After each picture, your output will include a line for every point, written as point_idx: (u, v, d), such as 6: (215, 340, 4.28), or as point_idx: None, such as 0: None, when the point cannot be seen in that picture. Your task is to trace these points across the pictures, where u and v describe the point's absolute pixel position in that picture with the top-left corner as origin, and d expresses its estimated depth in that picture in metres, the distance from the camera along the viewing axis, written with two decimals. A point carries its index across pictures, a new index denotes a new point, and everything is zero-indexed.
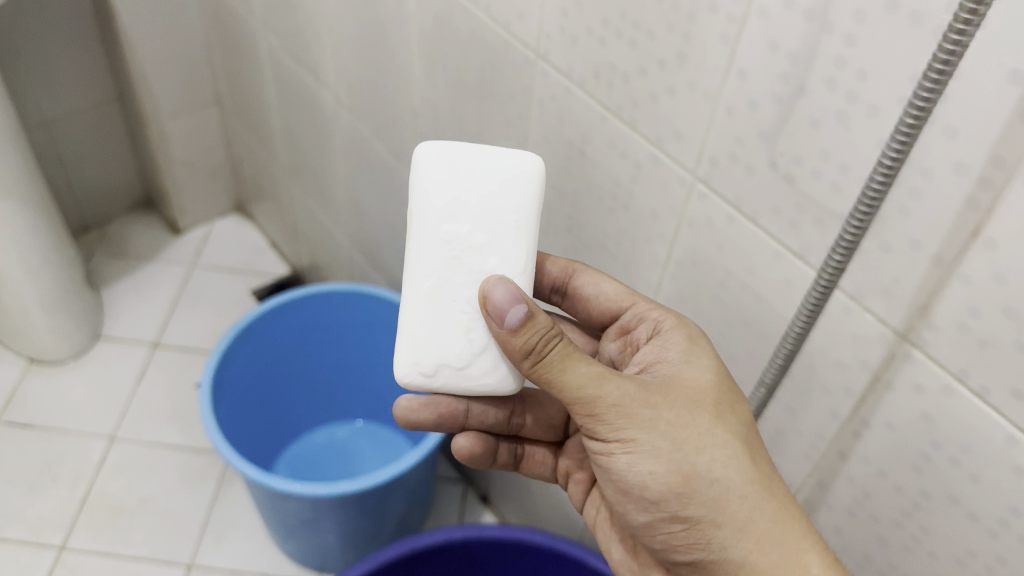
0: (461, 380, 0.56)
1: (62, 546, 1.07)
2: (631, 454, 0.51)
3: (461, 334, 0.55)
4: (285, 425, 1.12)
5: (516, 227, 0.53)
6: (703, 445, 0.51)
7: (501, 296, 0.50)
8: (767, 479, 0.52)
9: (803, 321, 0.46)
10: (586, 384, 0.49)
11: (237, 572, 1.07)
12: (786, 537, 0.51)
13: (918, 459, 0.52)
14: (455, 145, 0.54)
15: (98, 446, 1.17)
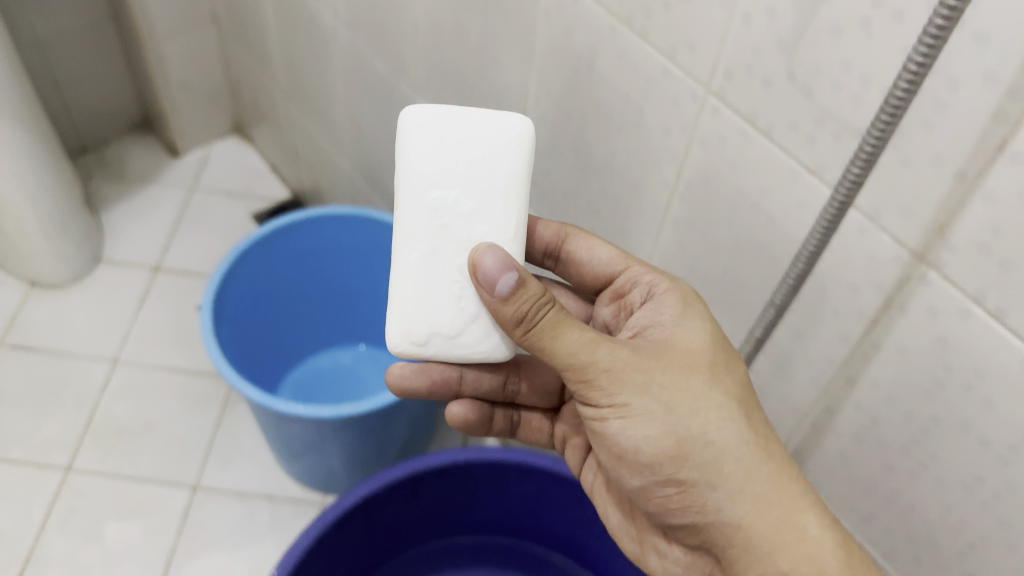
0: (453, 348, 0.55)
1: (68, 467, 1.07)
2: (624, 418, 0.50)
3: (453, 302, 0.54)
4: (287, 349, 1.11)
5: (505, 193, 0.53)
6: (697, 407, 0.50)
7: (491, 264, 0.49)
8: (766, 442, 0.51)
9: (817, 239, 0.44)
10: (579, 350, 0.49)
11: (242, 494, 1.08)
12: (783, 498, 0.50)
13: (929, 385, 0.51)
14: (440, 110, 0.53)
15: (101, 369, 1.16)
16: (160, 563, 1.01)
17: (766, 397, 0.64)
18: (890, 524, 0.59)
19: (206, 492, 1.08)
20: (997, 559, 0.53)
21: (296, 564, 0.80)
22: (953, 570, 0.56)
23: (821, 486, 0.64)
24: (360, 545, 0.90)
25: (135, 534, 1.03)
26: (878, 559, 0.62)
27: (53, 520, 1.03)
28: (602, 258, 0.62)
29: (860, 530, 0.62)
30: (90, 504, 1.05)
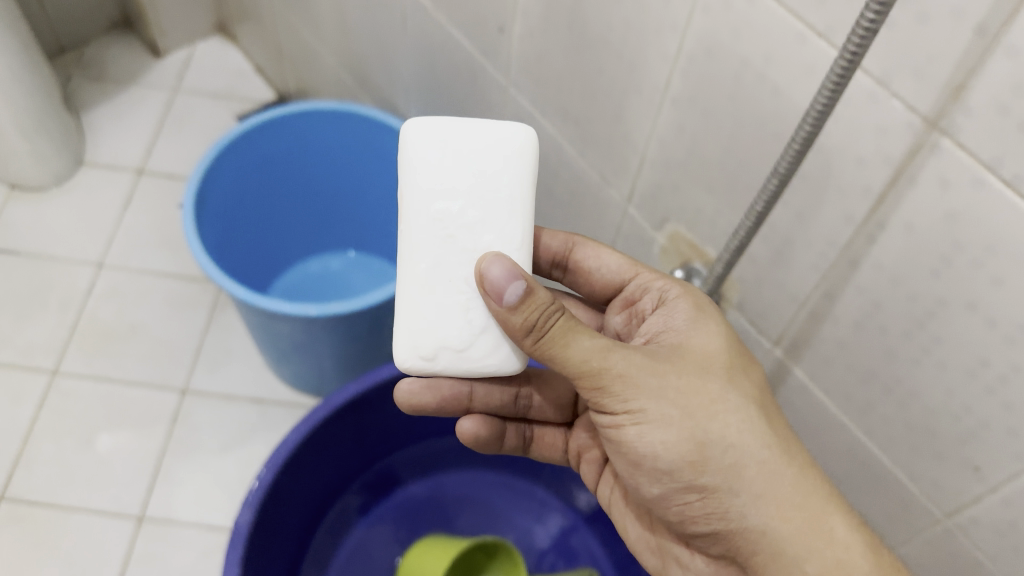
0: (462, 363, 0.51)
1: (55, 370, 1.07)
2: (640, 424, 0.50)
3: (461, 314, 0.50)
4: (273, 255, 1.10)
5: (513, 202, 0.50)
6: (715, 411, 0.50)
7: (499, 273, 0.47)
8: (785, 442, 0.52)
9: (819, 110, 0.42)
10: (591, 356, 0.48)
11: (230, 397, 1.08)
12: (808, 501, 0.50)
13: (937, 264, 0.48)
14: (441, 121, 0.50)
15: (85, 274, 1.15)
16: (150, 467, 1.02)
17: (764, 286, 0.62)
18: (888, 414, 0.58)
19: (195, 395, 1.08)
20: (997, 445, 0.51)
21: (285, 462, 0.80)
22: (950, 458, 0.55)
23: (818, 377, 0.62)
24: (349, 441, 0.90)
25: (125, 439, 1.04)
26: (873, 450, 0.61)
27: (42, 422, 1.04)
28: (611, 266, 0.62)
29: (856, 421, 0.61)
30: (79, 406, 1.05)
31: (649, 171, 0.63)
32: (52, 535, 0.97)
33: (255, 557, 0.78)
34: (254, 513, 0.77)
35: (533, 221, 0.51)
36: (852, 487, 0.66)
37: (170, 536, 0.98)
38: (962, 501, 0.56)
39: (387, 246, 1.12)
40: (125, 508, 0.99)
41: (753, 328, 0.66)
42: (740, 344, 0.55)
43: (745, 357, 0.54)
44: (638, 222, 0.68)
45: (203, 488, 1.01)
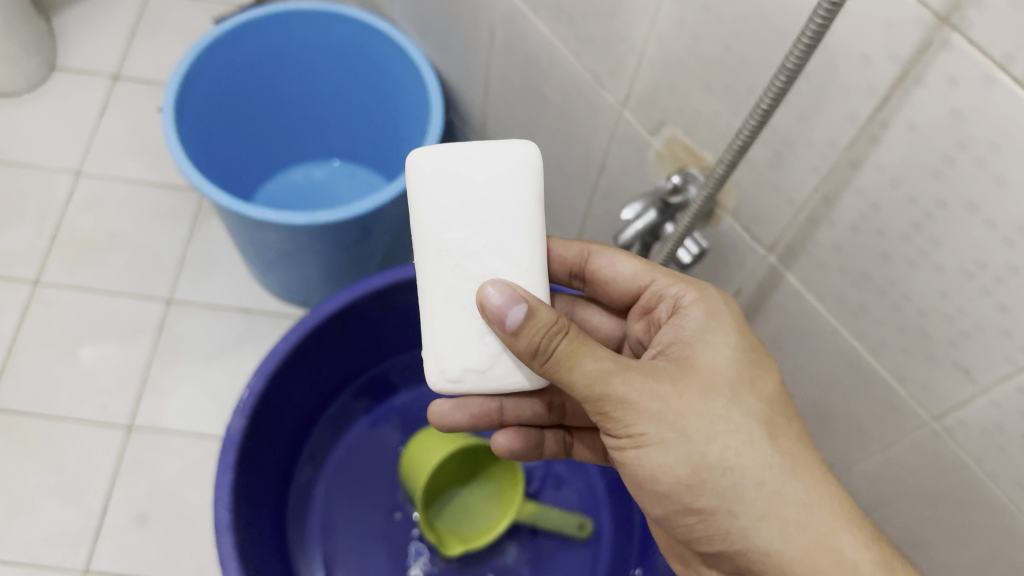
0: (488, 382, 0.50)
1: (36, 281, 1.06)
2: (641, 447, 0.48)
3: (477, 338, 0.49)
4: (255, 164, 1.08)
5: (517, 223, 0.49)
6: (715, 433, 0.48)
7: (498, 298, 0.46)
8: (794, 464, 0.49)
9: (817, 25, 0.40)
10: (593, 381, 0.47)
11: (216, 307, 1.07)
12: (811, 523, 0.48)
13: (939, 164, 0.47)
14: (441, 151, 0.48)
15: (64, 182, 1.13)
16: (137, 377, 1.02)
17: (761, 191, 0.61)
18: (881, 317, 0.58)
19: (180, 306, 1.07)
20: (990, 346, 0.52)
21: (275, 371, 0.80)
22: (941, 361, 0.56)
23: (811, 283, 0.62)
24: (340, 349, 0.90)
25: (110, 349, 1.03)
26: (864, 354, 0.62)
27: (25, 332, 1.03)
28: (626, 272, 0.61)
29: (848, 326, 0.61)
30: (62, 317, 1.04)
31: (646, 72, 0.62)
32: (40, 444, 0.97)
33: (247, 464, 0.79)
34: (246, 420, 0.77)
35: (540, 239, 0.50)
36: (840, 391, 0.67)
37: (160, 444, 0.98)
38: (952, 402, 0.57)
39: (372, 153, 1.10)
40: (113, 417, 0.99)
41: (747, 234, 0.65)
42: (757, 359, 0.52)
43: (762, 371, 0.51)
44: (634, 126, 0.67)
45: (191, 398, 1.01)
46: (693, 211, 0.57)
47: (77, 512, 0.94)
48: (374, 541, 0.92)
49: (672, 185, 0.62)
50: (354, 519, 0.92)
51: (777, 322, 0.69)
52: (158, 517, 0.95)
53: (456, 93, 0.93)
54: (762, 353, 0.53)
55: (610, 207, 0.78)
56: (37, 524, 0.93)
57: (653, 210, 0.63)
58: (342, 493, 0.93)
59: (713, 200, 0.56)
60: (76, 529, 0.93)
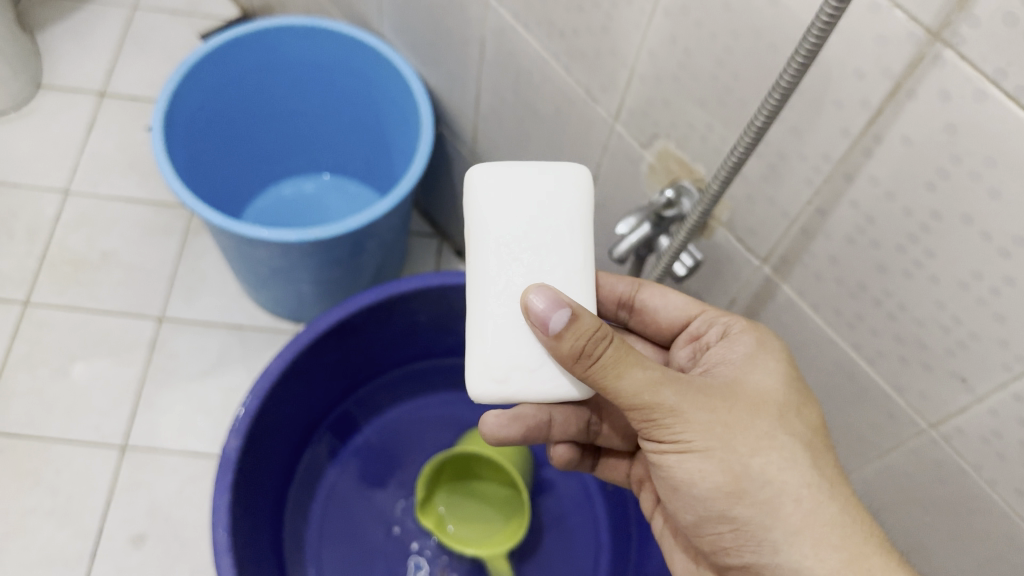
0: (537, 383, 0.49)
1: (27, 301, 1.05)
2: (682, 454, 0.50)
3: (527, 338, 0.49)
4: (244, 179, 1.07)
5: (569, 233, 0.50)
6: (760, 447, 0.50)
7: (542, 302, 0.47)
8: (828, 534, 0.49)
9: (811, 44, 0.40)
10: (641, 390, 0.48)
11: (208, 325, 1.07)
12: (843, 543, 0.49)
13: (934, 177, 0.48)
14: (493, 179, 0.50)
15: (52, 200, 1.12)
16: (130, 397, 1.01)
17: (755, 204, 0.61)
18: (878, 327, 0.58)
19: (173, 323, 1.06)
20: (988, 356, 0.52)
21: (270, 389, 0.79)
22: (938, 370, 0.56)
23: (807, 293, 0.62)
24: (332, 368, 0.89)
25: (102, 368, 1.03)
26: (860, 363, 0.62)
27: (16, 354, 1.02)
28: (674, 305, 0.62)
29: (845, 336, 0.62)
30: (53, 337, 1.04)
31: (638, 86, 0.62)
32: (34, 467, 0.96)
33: (244, 483, 0.79)
34: (241, 439, 0.76)
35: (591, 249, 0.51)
36: (836, 400, 0.67)
37: (154, 463, 0.98)
38: (949, 410, 0.57)
39: (362, 166, 1.10)
40: (107, 438, 0.99)
41: (741, 246, 0.65)
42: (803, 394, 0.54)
43: (807, 411, 0.53)
44: (626, 139, 0.67)
45: (186, 416, 1.01)
46: (689, 225, 0.56)
47: (72, 534, 0.93)
48: (370, 556, 0.91)
49: (665, 200, 0.61)
50: (351, 534, 0.92)
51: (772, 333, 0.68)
52: (155, 537, 0.94)
53: (445, 106, 0.93)
54: (798, 405, 0.53)
55: (603, 220, 0.78)
56: (32, 547, 0.92)
57: (648, 224, 0.61)
58: (339, 509, 0.93)
59: (709, 213, 0.56)
60: (71, 552, 0.92)
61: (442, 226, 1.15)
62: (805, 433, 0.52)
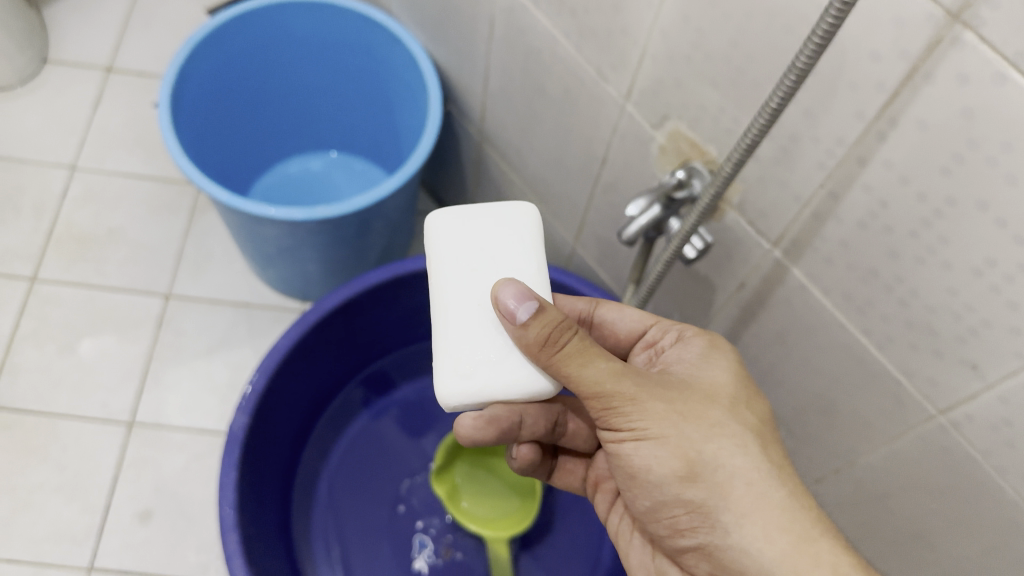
0: (499, 375, 0.50)
1: (34, 277, 1.05)
2: (639, 441, 0.52)
3: (492, 334, 0.51)
4: (250, 157, 1.07)
5: (527, 252, 0.53)
6: (712, 434, 0.51)
7: (510, 294, 0.48)
8: (778, 517, 0.50)
9: (827, 26, 0.39)
10: (603, 378, 0.50)
11: (215, 303, 1.07)
12: (793, 525, 0.49)
13: (949, 162, 0.47)
14: (454, 214, 0.53)
15: (59, 177, 1.12)
16: (137, 373, 1.01)
17: (766, 187, 0.60)
18: (888, 312, 0.58)
19: (179, 301, 1.06)
20: (1000, 343, 0.51)
21: (277, 368, 0.79)
22: (949, 357, 0.56)
23: (817, 278, 0.61)
24: (338, 348, 0.89)
25: (109, 345, 1.03)
26: (870, 348, 0.61)
27: (24, 330, 1.02)
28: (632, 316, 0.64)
29: (854, 321, 0.61)
30: (60, 314, 1.04)
31: (650, 66, 0.61)
32: (42, 443, 0.97)
33: (251, 461, 0.79)
34: (249, 416, 0.77)
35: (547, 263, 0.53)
36: (844, 385, 0.67)
37: (161, 440, 0.98)
38: (959, 397, 0.57)
39: (370, 144, 1.09)
40: (114, 415, 0.99)
41: (751, 229, 0.64)
42: (752, 391, 0.56)
43: (757, 405, 0.55)
44: (637, 120, 0.66)
45: (193, 394, 1.01)
46: (700, 209, 0.55)
47: (80, 510, 0.94)
48: (376, 534, 0.91)
49: (676, 180, 0.61)
50: (356, 512, 0.92)
51: (782, 317, 0.68)
52: (162, 514, 0.94)
53: (454, 85, 0.92)
54: (748, 398, 0.55)
55: (611, 201, 0.77)
56: (41, 522, 0.93)
57: (658, 206, 0.60)
58: (345, 488, 0.93)
59: (721, 195, 0.55)
60: (78, 528, 0.93)
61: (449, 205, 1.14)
62: (757, 424, 0.54)
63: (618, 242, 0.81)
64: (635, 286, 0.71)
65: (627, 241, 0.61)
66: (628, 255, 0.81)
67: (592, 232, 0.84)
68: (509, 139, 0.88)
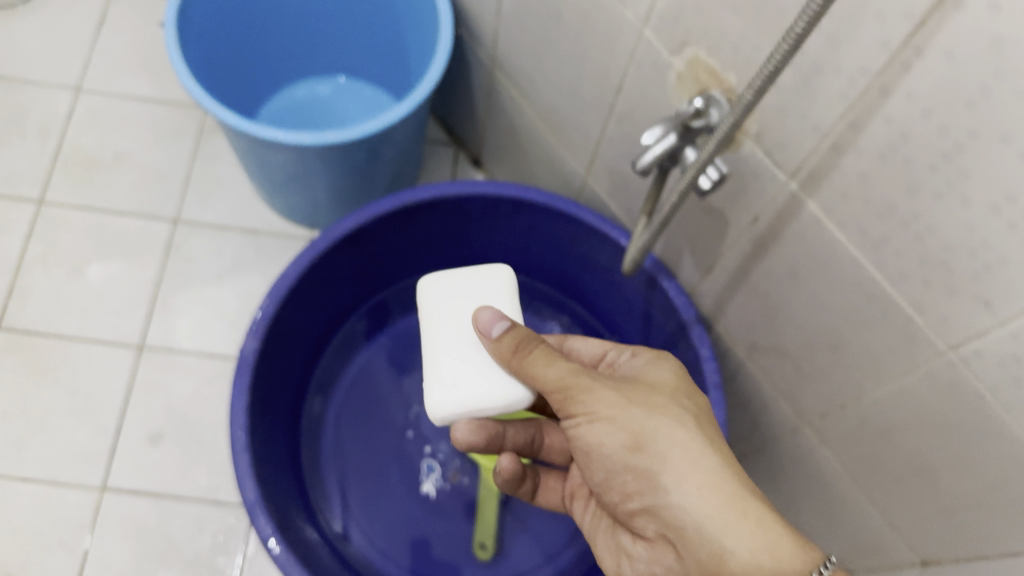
0: (482, 393, 0.67)
1: (41, 201, 1.05)
2: (591, 421, 0.58)
3: (472, 350, 0.69)
4: (257, 80, 1.05)
5: (501, 292, 0.74)
6: (654, 414, 0.57)
7: (486, 317, 0.64)
8: (712, 477, 0.55)
9: None
10: (562, 376, 0.59)
11: (223, 229, 1.06)
12: (724, 488, 0.54)
13: (974, 93, 0.46)
14: (446, 275, 0.74)
15: (64, 99, 1.11)
16: (146, 298, 1.02)
17: (785, 118, 0.59)
18: (903, 248, 0.57)
19: (187, 226, 1.06)
20: (1015, 279, 0.51)
21: (287, 294, 0.80)
22: (962, 294, 0.55)
23: (832, 211, 0.61)
24: (348, 274, 0.89)
25: (118, 270, 1.03)
26: (883, 284, 0.61)
27: (32, 253, 1.03)
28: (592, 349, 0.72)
29: (869, 255, 0.61)
30: (68, 237, 1.04)
31: None
32: (54, 365, 0.98)
33: (262, 385, 0.80)
34: (259, 342, 0.77)
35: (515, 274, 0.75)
36: (854, 320, 0.66)
37: (170, 364, 0.99)
38: (970, 334, 0.57)
39: (379, 69, 1.07)
40: (124, 339, 0.99)
41: (768, 161, 0.63)
42: (692, 388, 0.62)
43: (698, 397, 0.61)
44: (655, 47, 0.65)
45: (201, 320, 1.01)
46: (718, 136, 0.54)
47: (91, 432, 0.95)
48: (384, 459, 0.92)
49: (694, 109, 0.59)
50: (365, 437, 0.93)
51: (795, 251, 0.67)
52: (173, 437, 0.96)
53: (466, 9, 0.90)
54: (690, 392, 0.61)
55: (625, 131, 0.76)
56: (54, 443, 0.94)
57: (674, 135, 0.60)
58: (354, 414, 0.94)
59: (740, 123, 0.53)
60: (90, 449, 0.94)
61: (459, 134, 1.12)
62: (696, 409, 0.59)
63: (631, 173, 0.80)
64: (648, 217, 0.70)
65: (641, 171, 0.61)
66: (641, 187, 0.80)
67: (604, 163, 0.83)
68: (521, 65, 0.87)
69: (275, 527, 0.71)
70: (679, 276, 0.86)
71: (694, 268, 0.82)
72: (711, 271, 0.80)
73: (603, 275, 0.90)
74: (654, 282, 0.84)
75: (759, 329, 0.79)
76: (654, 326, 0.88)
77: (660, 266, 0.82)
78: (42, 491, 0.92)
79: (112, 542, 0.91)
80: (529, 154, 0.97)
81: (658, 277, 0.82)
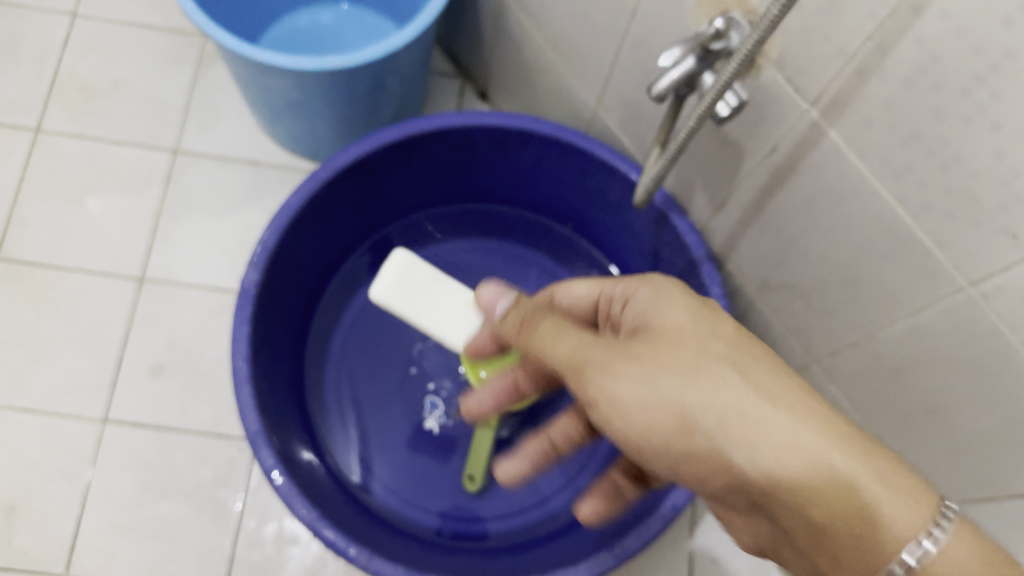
0: (386, 284, 0.84)
1: (38, 129, 1.03)
2: (548, 324, 0.56)
3: (409, 267, 0.84)
4: (255, 6, 1.01)
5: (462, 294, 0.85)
6: (643, 299, 0.56)
7: (492, 292, 0.75)
8: (686, 372, 0.49)
9: None
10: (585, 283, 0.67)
11: (223, 160, 1.04)
12: (699, 348, 0.50)
13: (1012, 11, 0.44)
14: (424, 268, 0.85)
15: (60, 24, 1.08)
16: (146, 230, 1.00)
17: (808, 40, 0.56)
18: (927, 178, 0.55)
19: (187, 156, 1.03)
20: None
21: (289, 225, 0.78)
22: (987, 226, 0.54)
23: (854, 140, 0.59)
24: (352, 207, 0.87)
25: (118, 200, 1.01)
26: (903, 217, 0.59)
27: (29, 182, 1.01)
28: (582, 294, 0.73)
29: (890, 187, 0.59)
30: (66, 166, 1.02)
31: None
32: (54, 296, 0.96)
33: (264, 317, 0.79)
34: (261, 272, 0.76)
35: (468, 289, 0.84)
36: (871, 255, 0.65)
37: (171, 296, 0.97)
38: (994, 268, 0.55)
39: None
40: (124, 270, 0.98)
41: (789, 87, 0.61)
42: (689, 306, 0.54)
43: (687, 309, 0.54)
44: None
45: (203, 252, 1.00)
46: (737, 60, 0.52)
47: (92, 363, 0.94)
48: (388, 395, 0.92)
49: (715, 29, 0.57)
50: (369, 373, 0.92)
51: (813, 183, 0.65)
52: (174, 369, 0.95)
53: None
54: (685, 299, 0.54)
55: (639, 58, 0.73)
56: (54, 374, 0.94)
57: (692, 59, 0.57)
58: (358, 350, 0.93)
59: (761, 45, 0.51)
60: (91, 380, 0.93)
61: (466, 65, 1.09)
62: (689, 313, 0.53)
63: (644, 103, 0.77)
64: (661, 147, 0.67)
65: (657, 96, 0.59)
66: (653, 117, 0.78)
67: (616, 93, 0.80)
68: None
69: (278, 459, 0.71)
70: (689, 211, 0.83)
71: (706, 203, 0.80)
72: (723, 206, 0.78)
73: (611, 210, 0.88)
74: (664, 218, 0.82)
75: (772, 265, 0.77)
76: (663, 263, 0.86)
77: (670, 202, 0.80)
78: (43, 422, 0.92)
79: (114, 473, 0.90)
80: (538, 85, 0.94)
81: (668, 213, 0.80)
